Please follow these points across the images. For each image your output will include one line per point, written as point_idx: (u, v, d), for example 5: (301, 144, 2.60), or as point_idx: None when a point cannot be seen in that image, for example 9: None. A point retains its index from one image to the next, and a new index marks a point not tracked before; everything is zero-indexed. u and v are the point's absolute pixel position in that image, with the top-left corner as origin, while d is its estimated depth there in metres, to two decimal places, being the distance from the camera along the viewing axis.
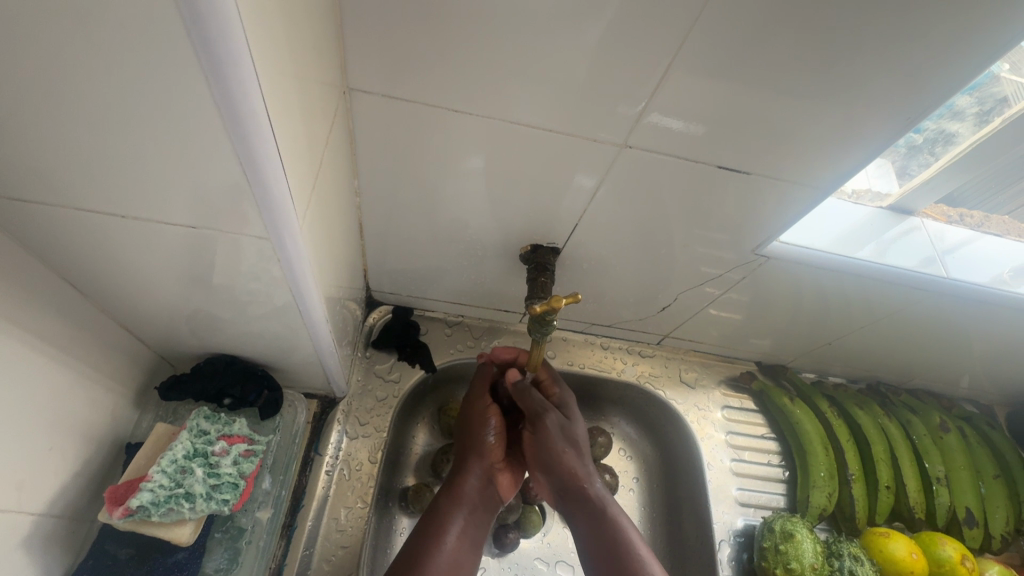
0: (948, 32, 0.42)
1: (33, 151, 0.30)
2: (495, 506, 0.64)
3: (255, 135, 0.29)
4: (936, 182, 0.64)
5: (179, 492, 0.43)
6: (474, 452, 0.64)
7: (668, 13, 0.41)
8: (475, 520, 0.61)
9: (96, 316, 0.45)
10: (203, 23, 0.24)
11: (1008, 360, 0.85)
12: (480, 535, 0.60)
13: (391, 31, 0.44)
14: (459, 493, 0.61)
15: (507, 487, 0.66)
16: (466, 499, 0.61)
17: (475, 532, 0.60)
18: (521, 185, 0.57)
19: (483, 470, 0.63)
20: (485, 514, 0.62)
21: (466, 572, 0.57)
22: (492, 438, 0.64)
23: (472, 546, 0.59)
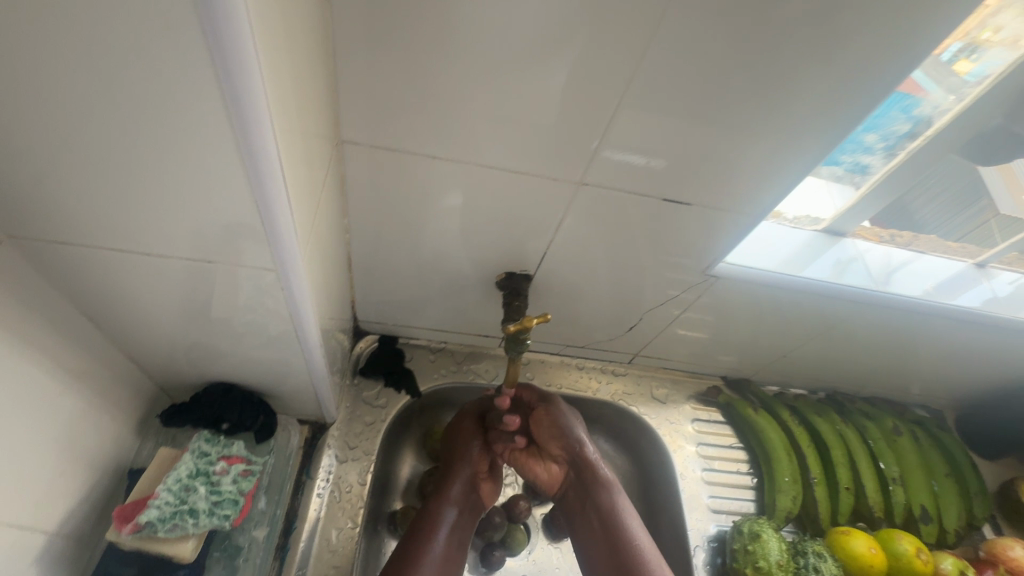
0: (838, 84, 0.51)
1: (75, 202, 0.36)
2: (479, 511, 0.70)
3: (271, 183, 0.35)
4: (861, 209, 0.73)
5: (183, 508, 0.46)
6: (461, 461, 0.70)
7: (608, 71, 0.49)
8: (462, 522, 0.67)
9: (108, 347, 0.49)
10: (239, 103, 0.30)
11: (949, 366, 0.93)
12: (465, 535, 0.66)
13: (375, 91, 0.51)
14: (446, 496, 0.67)
15: (488, 495, 0.71)
16: (452, 500, 0.67)
17: (459, 534, 0.65)
18: (494, 219, 0.64)
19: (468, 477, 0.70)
20: (469, 517, 0.68)
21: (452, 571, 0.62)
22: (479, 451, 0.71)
23: (459, 546, 0.65)
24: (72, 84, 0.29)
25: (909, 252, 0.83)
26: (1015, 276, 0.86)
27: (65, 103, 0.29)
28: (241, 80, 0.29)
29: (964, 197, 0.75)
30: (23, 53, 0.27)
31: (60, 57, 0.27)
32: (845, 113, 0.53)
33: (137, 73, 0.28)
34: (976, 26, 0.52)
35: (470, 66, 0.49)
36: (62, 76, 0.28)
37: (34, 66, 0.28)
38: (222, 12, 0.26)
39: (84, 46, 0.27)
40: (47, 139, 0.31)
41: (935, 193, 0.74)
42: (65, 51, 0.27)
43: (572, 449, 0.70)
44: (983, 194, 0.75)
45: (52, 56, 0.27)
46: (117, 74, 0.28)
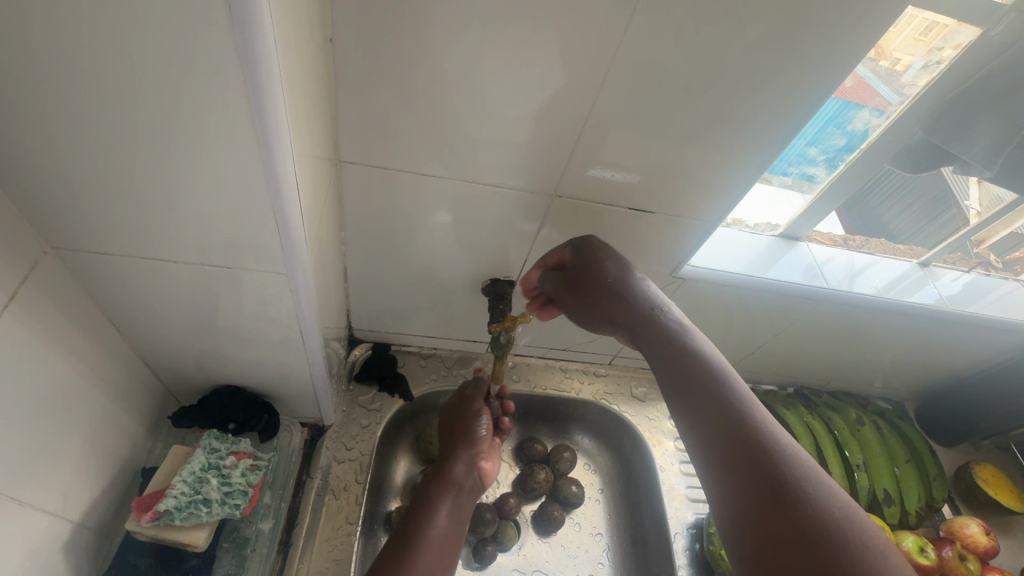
0: (776, 105, 0.59)
1: (112, 217, 0.41)
2: (478, 492, 0.72)
3: (288, 200, 0.40)
4: (811, 214, 0.81)
5: (198, 498, 0.50)
6: (463, 443, 0.73)
7: (574, 97, 0.56)
8: (462, 502, 0.68)
9: (127, 351, 0.53)
10: (265, 134, 0.35)
11: (905, 360, 1.00)
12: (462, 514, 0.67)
13: (368, 117, 0.57)
14: (448, 477, 0.69)
15: (489, 474, 0.74)
16: (454, 478, 0.69)
17: (459, 513, 0.67)
18: (478, 230, 0.70)
19: (469, 458, 0.72)
20: (468, 498, 0.70)
21: (452, 546, 0.64)
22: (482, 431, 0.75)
23: (458, 525, 0.66)
24: (118, 117, 0.34)
25: (865, 255, 0.90)
26: (958, 274, 0.93)
27: (111, 134, 0.35)
28: (268, 111, 0.34)
29: (937, 207, 0.83)
30: (80, 93, 0.33)
31: (110, 96, 0.33)
32: (781, 131, 0.61)
33: (174, 109, 0.34)
34: (931, 48, 0.61)
35: (452, 95, 0.56)
36: (111, 111, 0.34)
37: (88, 103, 0.33)
38: (255, 58, 0.31)
39: (131, 87, 0.33)
40: (92, 163, 0.37)
41: (909, 202, 0.83)
42: (115, 92, 0.33)
43: (630, 312, 0.59)
44: (953, 203, 0.82)
45: (103, 95, 0.33)
46: (156, 109, 0.34)
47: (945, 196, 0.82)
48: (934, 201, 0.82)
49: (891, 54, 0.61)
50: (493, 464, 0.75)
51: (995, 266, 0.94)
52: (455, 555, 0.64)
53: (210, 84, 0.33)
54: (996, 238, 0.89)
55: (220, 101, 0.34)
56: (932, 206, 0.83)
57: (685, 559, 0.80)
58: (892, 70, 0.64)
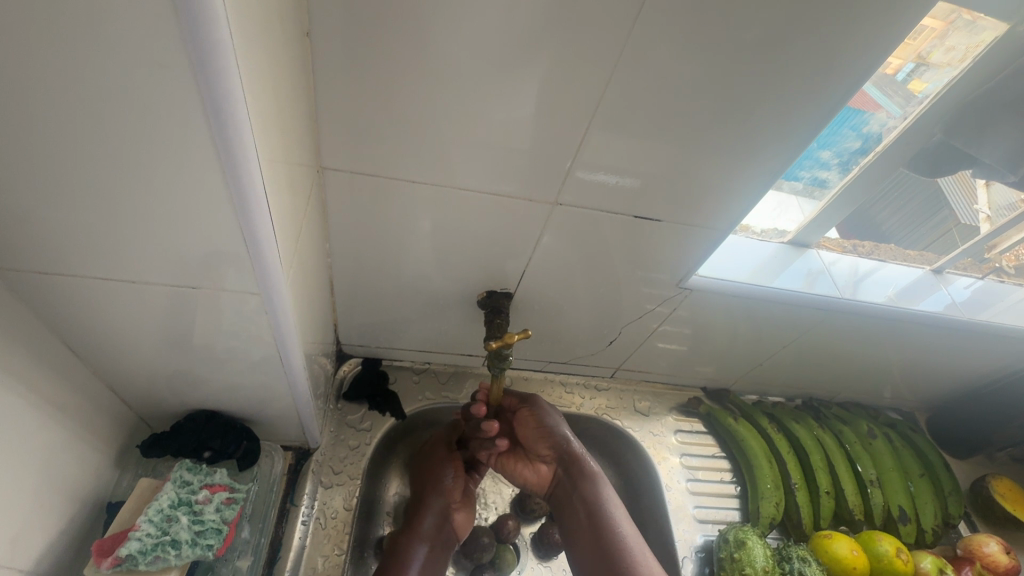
0: (791, 104, 0.54)
1: (61, 234, 0.36)
2: (450, 543, 0.71)
3: (256, 211, 0.36)
4: (823, 219, 0.77)
5: (165, 540, 0.46)
6: (433, 493, 0.71)
7: (576, 98, 0.52)
8: (434, 558, 0.67)
9: (88, 378, 0.49)
10: (226, 138, 0.31)
11: (917, 370, 0.97)
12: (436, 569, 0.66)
13: (353, 120, 0.52)
14: (417, 531, 0.67)
15: (461, 525, 0.72)
16: (423, 535, 0.67)
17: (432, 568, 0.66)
18: (473, 240, 0.66)
19: (439, 510, 0.70)
20: (441, 550, 0.68)
21: None
22: (453, 480, 0.72)
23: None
24: (59, 119, 0.30)
25: (871, 261, 0.87)
26: (971, 281, 0.91)
27: (51, 139, 0.31)
28: (227, 113, 0.30)
29: (929, 210, 0.80)
30: (11, 92, 0.28)
31: (46, 95, 0.28)
32: (797, 133, 0.57)
33: (122, 110, 0.30)
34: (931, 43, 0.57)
35: (445, 95, 0.51)
36: (48, 112, 0.29)
37: (21, 103, 0.29)
38: (210, 48, 0.27)
39: (72, 85, 0.28)
40: (32, 172, 0.32)
41: (901, 203, 0.78)
42: (52, 91, 0.28)
43: (560, 446, 0.71)
44: (944, 204, 0.79)
45: (38, 95, 0.28)
46: (103, 111, 0.30)
47: (934, 199, 0.78)
48: (925, 204, 0.79)
49: (889, 61, 0.57)
50: (465, 514, 0.73)
51: (1007, 272, 0.91)
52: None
53: (163, 79, 0.28)
54: (1008, 244, 0.85)
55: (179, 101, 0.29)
56: (923, 209, 0.80)
57: None
58: (884, 73, 0.59)
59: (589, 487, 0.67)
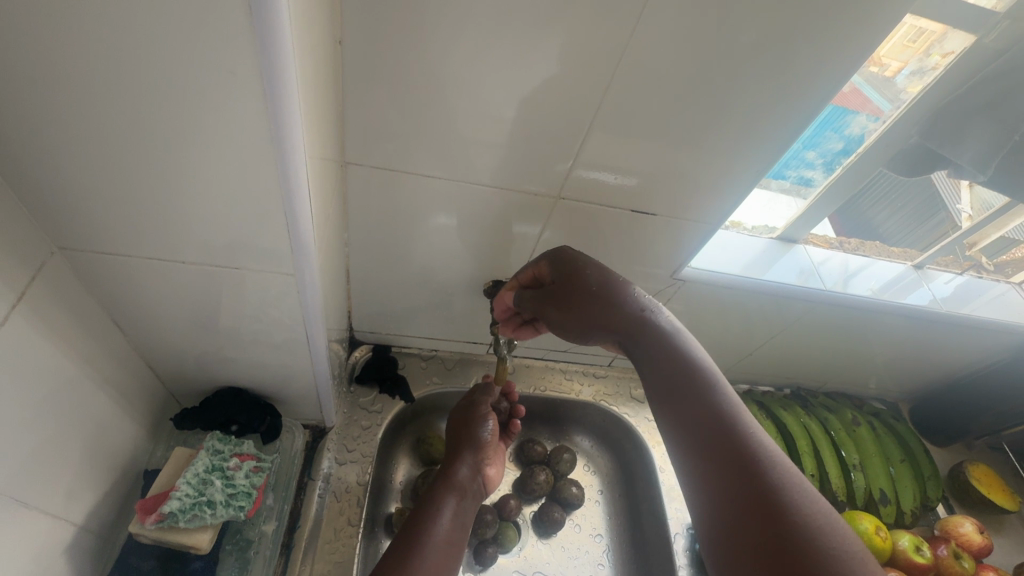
0: (777, 107, 0.59)
1: (120, 216, 0.41)
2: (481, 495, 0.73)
3: (298, 200, 0.40)
4: (809, 216, 0.82)
5: (202, 500, 0.50)
6: (468, 447, 0.74)
7: (579, 100, 0.57)
8: (465, 504, 0.69)
9: (129, 352, 0.53)
10: (280, 136, 0.36)
11: (899, 362, 1.01)
12: (468, 516, 0.68)
13: (373, 120, 0.57)
14: (453, 481, 0.70)
15: (492, 479, 0.76)
16: (459, 482, 0.70)
17: (464, 514, 0.67)
18: (481, 232, 0.70)
19: (474, 462, 0.73)
20: (472, 500, 0.71)
21: (458, 548, 0.63)
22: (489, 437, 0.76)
23: (462, 526, 0.66)
24: (134, 119, 0.34)
25: (860, 257, 0.91)
26: (952, 276, 0.95)
27: (124, 135, 0.35)
28: (281, 114, 0.35)
29: (928, 211, 0.86)
30: (96, 96, 0.33)
31: (126, 98, 0.33)
32: (781, 135, 0.62)
33: (190, 111, 0.34)
34: (925, 50, 0.63)
35: (459, 97, 0.56)
36: (125, 113, 0.34)
37: (102, 103, 0.33)
38: (274, 58, 0.32)
39: (148, 90, 0.33)
40: (104, 164, 0.37)
41: (897, 207, 0.85)
42: (130, 94, 0.33)
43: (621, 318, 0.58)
44: (942, 205, 0.85)
45: (119, 98, 0.33)
46: (172, 112, 0.34)
47: (935, 201, 0.84)
48: (924, 206, 0.85)
49: (880, 61, 0.62)
50: (497, 470, 0.77)
51: (986, 268, 0.96)
52: (458, 556, 0.63)
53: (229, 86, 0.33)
54: (987, 241, 0.91)
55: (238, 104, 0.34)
56: (924, 209, 0.86)
57: (684, 559, 0.80)
58: (882, 75, 0.65)
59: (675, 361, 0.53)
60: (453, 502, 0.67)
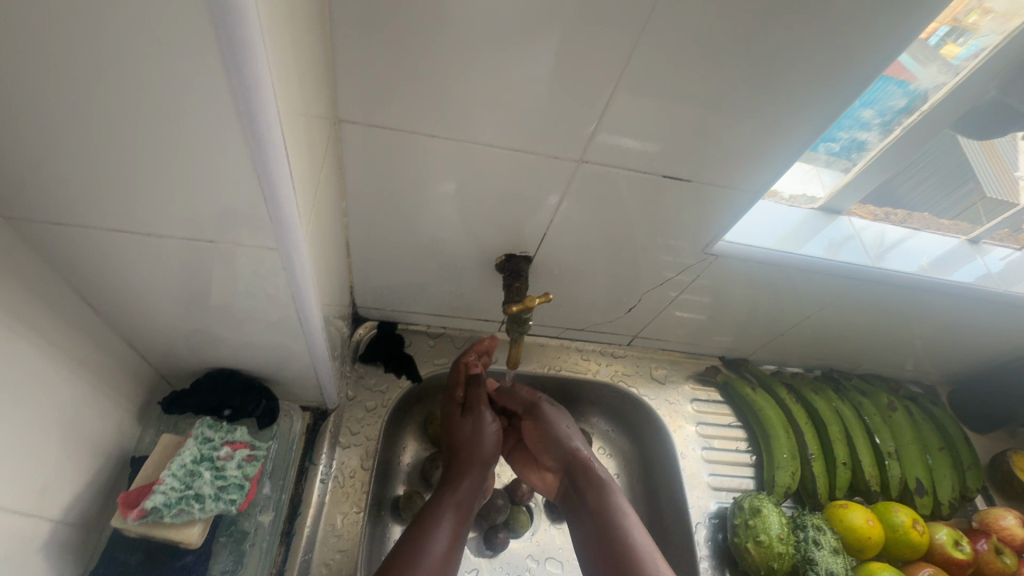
0: (838, 57, 0.51)
1: (74, 183, 0.36)
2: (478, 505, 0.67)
3: (273, 156, 0.34)
4: (857, 185, 0.74)
5: (189, 493, 0.48)
6: (479, 454, 0.67)
7: (605, 51, 0.49)
8: (466, 520, 0.62)
9: (107, 333, 0.49)
10: (242, 73, 0.30)
11: (944, 344, 0.94)
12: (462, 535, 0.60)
13: (370, 76, 0.50)
14: (457, 495, 0.63)
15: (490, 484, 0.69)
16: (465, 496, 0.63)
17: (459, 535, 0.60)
18: (493, 201, 0.63)
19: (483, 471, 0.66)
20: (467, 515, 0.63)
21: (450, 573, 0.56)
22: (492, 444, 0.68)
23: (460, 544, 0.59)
24: (75, 65, 0.29)
25: (903, 229, 0.83)
26: (1007, 252, 0.86)
27: (68, 86, 0.30)
28: (243, 49, 0.29)
29: (954, 180, 0.77)
30: (21, 32, 0.27)
31: (62, 38, 0.28)
32: (835, 95, 0.54)
33: (144, 56, 0.29)
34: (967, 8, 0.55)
35: (467, 47, 0.49)
36: (64, 57, 0.28)
37: (31, 45, 0.28)
38: None
39: (79, 23, 0.27)
40: (48, 120, 0.31)
41: (925, 174, 0.75)
42: (62, 30, 0.27)
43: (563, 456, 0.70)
44: (970, 176, 0.76)
45: (50, 35, 0.27)
46: (121, 56, 0.28)
47: (959, 168, 0.76)
48: (950, 174, 0.76)
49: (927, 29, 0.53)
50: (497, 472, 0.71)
51: None
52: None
53: (183, 21, 0.27)
54: None
55: (198, 44, 0.28)
56: (948, 178, 0.77)
57: (707, 550, 0.76)
58: (918, 40, 0.56)
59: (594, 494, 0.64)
60: (454, 519, 0.60)
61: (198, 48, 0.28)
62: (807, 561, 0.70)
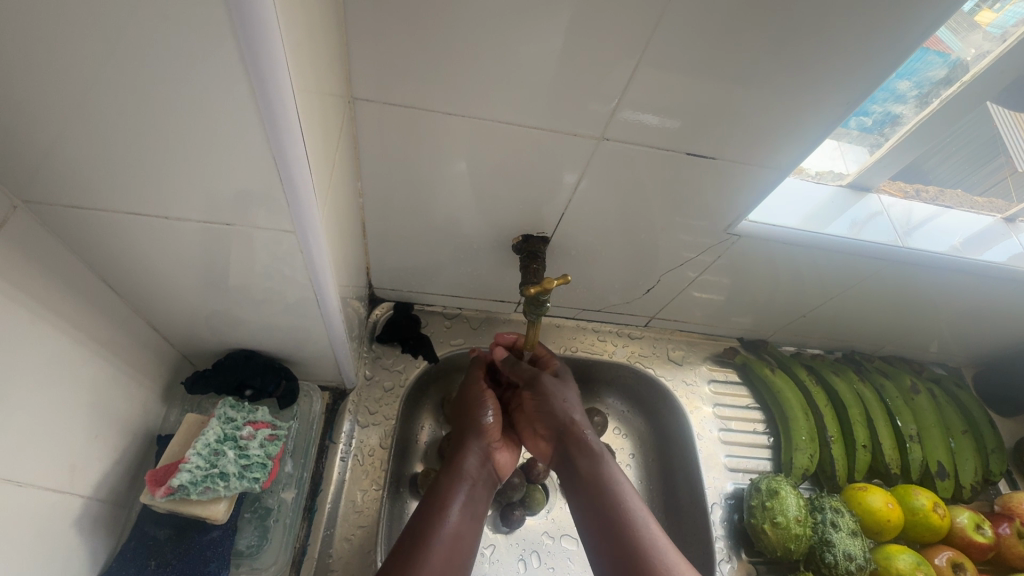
0: (875, 27, 0.48)
1: (91, 170, 0.35)
2: (494, 484, 0.66)
3: (289, 139, 0.34)
4: (887, 162, 0.71)
5: (214, 472, 0.49)
6: (473, 432, 0.67)
7: (627, 25, 0.47)
8: (472, 497, 0.61)
9: (130, 316, 0.49)
10: (257, 56, 0.29)
11: (973, 326, 0.91)
12: (479, 508, 0.61)
13: (384, 51, 0.49)
14: (460, 470, 0.62)
15: (504, 466, 0.68)
16: (467, 473, 0.63)
17: (474, 506, 0.60)
18: (509, 182, 0.62)
19: (482, 449, 0.66)
20: (485, 491, 0.63)
21: (468, 545, 0.57)
22: (490, 419, 0.68)
23: (473, 520, 0.59)
24: (87, 49, 0.28)
25: (933, 207, 0.80)
26: None
27: (82, 72, 0.29)
28: (256, 25, 0.28)
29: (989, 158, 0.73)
30: (35, 19, 0.27)
31: (73, 24, 0.27)
32: (868, 71, 0.51)
33: (155, 38, 0.28)
34: None
35: (482, 23, 0.47)
36: (77, 43, 0.28)
37: (45, 32, 0.27)
38: None
39: (91, 8, 0.26)
40: (63, 105, 0.31)
41: (956, 152, 0.71)
42: (73, 14, 0.27)
43: (558, 422, 0.66)
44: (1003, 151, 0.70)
45: (61, 19, 0.27)
46: (132, 37, 0.28)
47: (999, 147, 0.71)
48: (984, 151, 0.71)
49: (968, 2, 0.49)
50: (506, 455, 0.69)
51: None
52: (471, 548, 0.57)
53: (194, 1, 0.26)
54: None
55: (209, 24, 0.27)
56: (980, 156, 0.72)
57: (722, 530, 0.77)
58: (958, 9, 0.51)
59: (586, 465, 0.62)
60: (464, 495, 0.60)
61: (209, 27, 0.28)
62: (824, 542, 0.70)
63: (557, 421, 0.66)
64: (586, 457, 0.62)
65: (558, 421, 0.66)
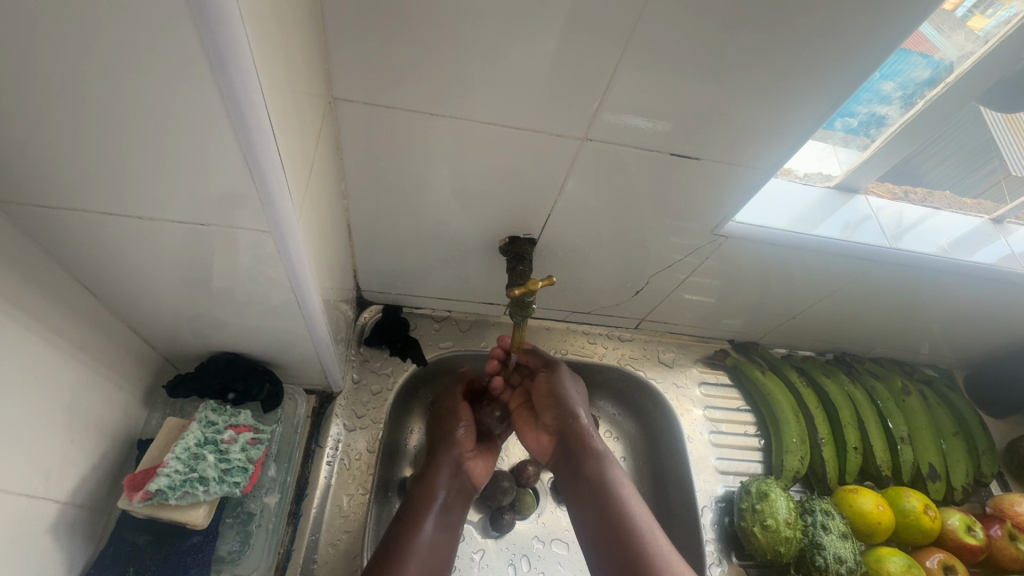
0: (854, 27, 0.48)
1: (63, 171, 0.35)
2: (469, 493, 0.68)
3: (259, 139, 0.34)
4: (873, 163, 0.71)
5: (193, 476, 0.48)
6: (445, 444, 0.68)
7: (606, 25, 0.47)
8: (445, 509, 0.63)
9: (109, 319, 0.49)
10: (222, 55, 0.29)
11: (963, 327, 0.91)
12: (452, 520, 0.63)
13: (364, 52, 0.49)
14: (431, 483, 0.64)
15: (478, 476, 0.69)
16: (439, 486, 0.64)
17: (446, 517, 0.63)
18: (494, 184, 0.62)
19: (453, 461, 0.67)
20: (458, 501, 0.66)
21: (438, 560, 0.59)
22: (462, 432, 0.69)
23: (446, 532, 0.62)
24: (51, 46, 0.28)
25: (923, 208, 0.80)
26: None
27: (48, 71, 0.29)
28: (222, 23, 0.28)
29: (973, 160, 0.73)
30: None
31: (36, 22, 0.27)
32: (849, 72, 0.51)
33: (118, 35, 0.28)
34: None
35: (461, 23, 0.47)
36: (40, 40, 0.28)
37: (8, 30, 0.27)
38: None
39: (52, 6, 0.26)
40: (31, 105, 0.31)
41: (942, 154, 0.72)
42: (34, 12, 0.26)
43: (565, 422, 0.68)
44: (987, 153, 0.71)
45: (24, 18, 0.27)
46: (95, 35, 0.28)
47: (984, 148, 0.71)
48: (968, 153, 0.72)
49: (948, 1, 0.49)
50: (481, 465, 0.70)
51: None
52: (444, 561, 0.60)
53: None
54: None
55: (172, 21, 0.27)
56: (966, 157, 0.72)
57: (712, 533, 0.76)
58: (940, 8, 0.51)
59: (593, 465, 0.64)
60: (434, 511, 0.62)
61: (173, 24, 0.27)
62: (815, 545, 0.70)
63: (564, 420, 0.68)
64: (592, 458, 0.65)
65: (565, 421, 0.68)
